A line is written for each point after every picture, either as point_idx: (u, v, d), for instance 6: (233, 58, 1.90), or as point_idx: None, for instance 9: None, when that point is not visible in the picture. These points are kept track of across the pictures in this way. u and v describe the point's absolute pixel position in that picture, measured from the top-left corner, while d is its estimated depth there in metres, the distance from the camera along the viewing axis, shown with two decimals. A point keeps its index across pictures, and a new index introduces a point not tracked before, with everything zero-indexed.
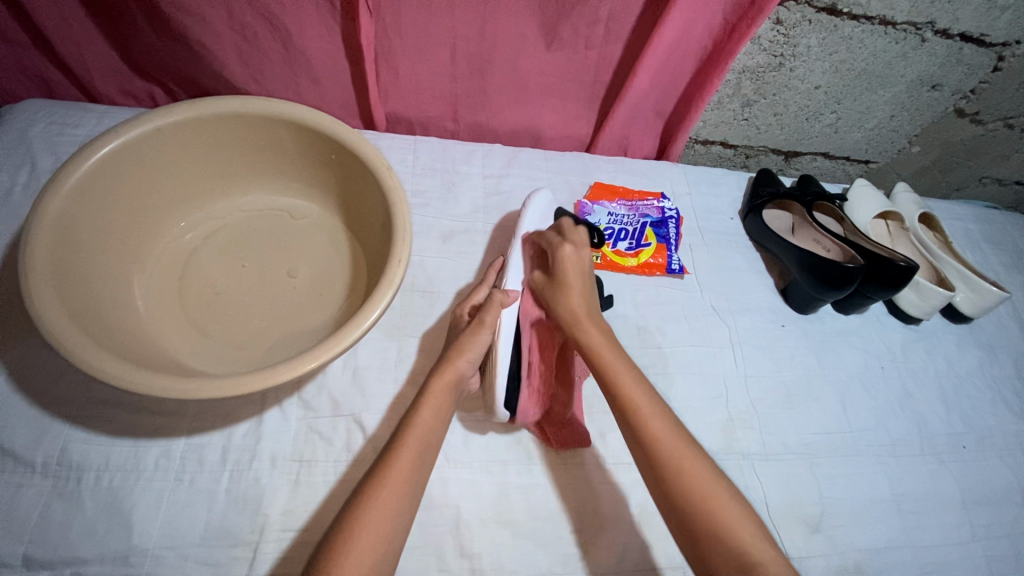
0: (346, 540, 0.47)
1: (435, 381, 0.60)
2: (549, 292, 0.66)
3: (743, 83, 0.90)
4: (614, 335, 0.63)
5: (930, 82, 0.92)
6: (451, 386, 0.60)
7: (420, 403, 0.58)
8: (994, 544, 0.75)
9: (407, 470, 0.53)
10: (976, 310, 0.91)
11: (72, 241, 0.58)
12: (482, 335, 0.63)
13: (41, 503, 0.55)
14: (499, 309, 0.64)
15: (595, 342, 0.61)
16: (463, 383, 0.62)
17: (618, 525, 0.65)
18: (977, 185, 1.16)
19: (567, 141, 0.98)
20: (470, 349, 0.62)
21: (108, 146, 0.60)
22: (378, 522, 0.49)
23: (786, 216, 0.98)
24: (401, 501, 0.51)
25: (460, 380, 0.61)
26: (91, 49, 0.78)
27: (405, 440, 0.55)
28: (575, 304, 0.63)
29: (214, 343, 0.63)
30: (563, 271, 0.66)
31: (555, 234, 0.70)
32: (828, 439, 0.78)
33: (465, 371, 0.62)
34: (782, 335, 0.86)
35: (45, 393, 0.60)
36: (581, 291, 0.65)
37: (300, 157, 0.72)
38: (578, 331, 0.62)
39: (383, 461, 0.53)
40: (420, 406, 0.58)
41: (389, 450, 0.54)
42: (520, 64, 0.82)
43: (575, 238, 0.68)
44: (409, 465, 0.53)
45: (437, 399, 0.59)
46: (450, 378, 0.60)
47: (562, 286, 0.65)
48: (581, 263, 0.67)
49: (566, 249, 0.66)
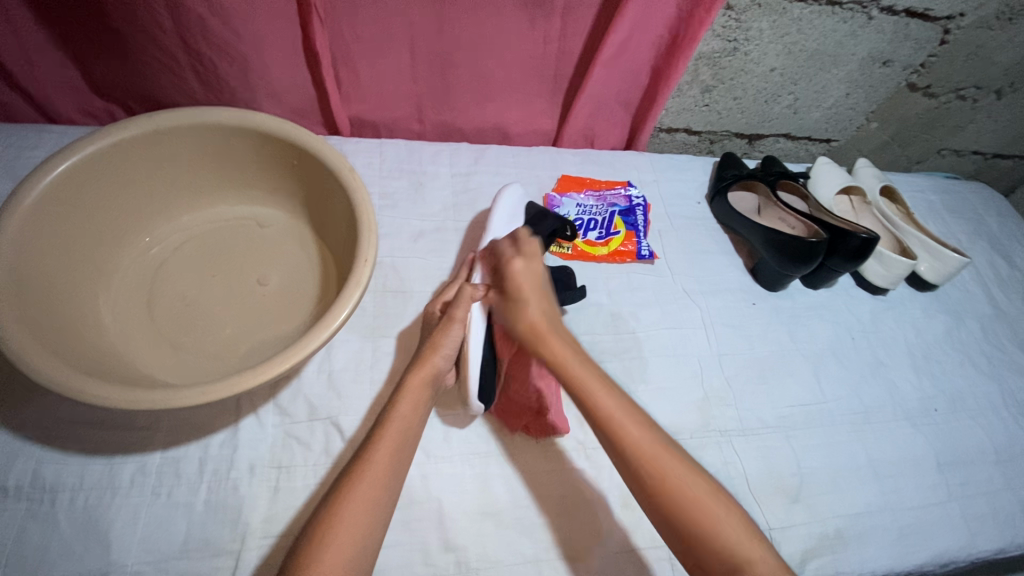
0: (327, 531, 0.48)
1: (411, 377, 0.60)
2: (506, 309, 0.63)
3: (701, 70, 0.92)
4: (577, 343, 0.61)
5: (881, 58, 0.95)
6: (427, 381, 0.61)
7: (399, 397, 0.59)
8: (971, 502, 0.77)
9: (386, 462, 0.53)
10: (939, 277, 0.94)
11: (33, 261, 0.57)
12: (453, 329, 0.64)
13: (16, 527, 0.55)
14: (470, 303, 0.65)
15: (559, 355, 0.59)
16: (440, 378, 0.63)
17: (601, 508, 0.66)
18: (936, 157, 1.20)
19: (533, 135, 0.99)
20: (445, 344, 0.63)
21: (63, 164, 0.60)
22: (357, 511, 0.50)
23: (752, 197, 1.00)
24: (381, 495, 0.52)
25: (436, 376, 0.62)
26: (47, 70, 0.77)
27: (383, 434, 0.55)
28: (534, 318, 0.61)
29: (186, 355, 0.62)
30: (518, 284, 0.63)
31: (509, 246, 0.68)
32: (804, 411, 0.80)
33: (440, 366, 0.62)
34: (753, 313, 0.88)
35: (14, 416, 0.60)
36: (536, 299, 0.63)
37: (264, 165, 0.73)
38: (540, 345, 0.60)
39: (361, 456, 0.54)
40: (397, 401, 0.58)
41: (368, 444, 0.55)
42: (479, 62, 0.83)
43: (527, 249, 0.67)
44: (386, 459, 0.54)
45: (413, 394, 0.59)
46: (427, 372, 0.61)
47: (516, 301, 0.63)
48: (532, 274, 0.64)
49: (516, 260, 0.65)
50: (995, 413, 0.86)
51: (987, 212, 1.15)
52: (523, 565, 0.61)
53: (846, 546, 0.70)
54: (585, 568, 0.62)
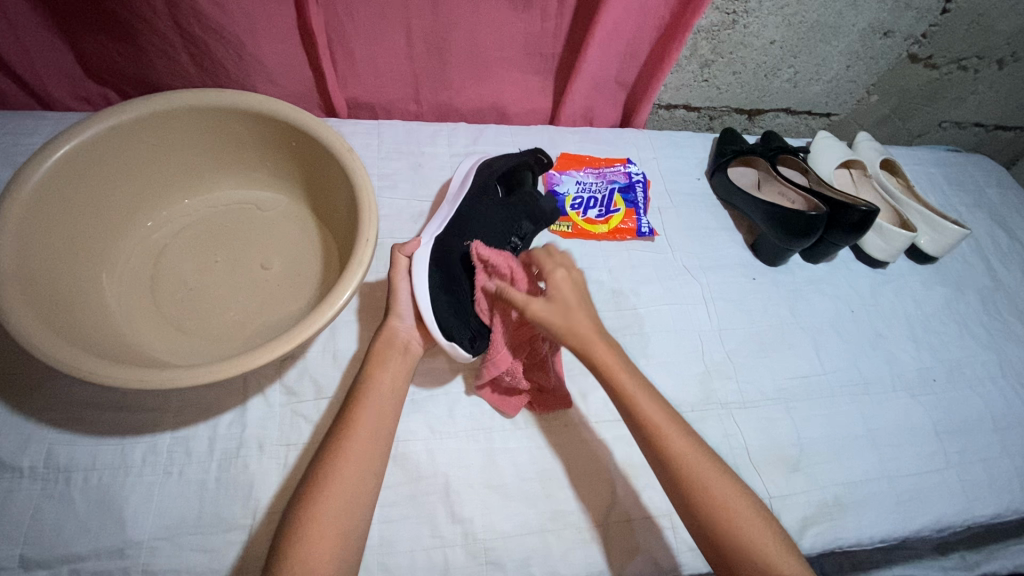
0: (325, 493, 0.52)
1: (377, 341, 0.64)
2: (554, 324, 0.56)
3: (699, 43, 0.91)
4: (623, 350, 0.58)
5: (881, 28, 0.94)
6: (391, 341, 0.65)
7: (376, 366, 0.62)
8: (968, 469, 0.78)
9: (369, 430, 0.57)
10: (940, 249, 0.94)
11: (35, 247, 0.57)
12: (400, 289, 0.67)
13: (31, 505, 0.56)
14: (398, 255, 0.68)
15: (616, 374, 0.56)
16: (404, 336, 0.66)
17: (603, 478, 0.67)
18: (937, 130, 1.19)
19: (531, 114, 0.99)
20: (397, 303, 0.66)
21: (61, 150, 0.60)
22: (360, 472, 0.54)
23: (752, 172, 1.00)
24: (370, 456, 0.55)
25: (398, 334, 0.65)
26: (41, 55, 0.77)
27: (364, 397, 0.59)
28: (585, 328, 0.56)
29: (191, 337, 0.63)
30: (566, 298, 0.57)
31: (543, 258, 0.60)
32: (804, 383, 0.81)
33: (400, 326, 0.66)
34: (753, 289, 0.88)
35: (26, 399, 0.61)
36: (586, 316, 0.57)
37: (263, 148, 0.73)
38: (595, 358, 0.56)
39: (343, 419, 0.57)
40: (372, 367, 0.62)
41: (349, 409, 0.58)
42: (476, 41, 0.82)
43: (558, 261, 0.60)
44: (369, 424, 0.57)
45: (381, 354, 0.63)
46: (388, 333, 0.65)
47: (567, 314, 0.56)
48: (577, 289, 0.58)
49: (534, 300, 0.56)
50: (993, 382, 0.87)
51: (988, 183, 1.14)
52: (530, 535, 0.63)
53: (844, 512, 0.72)
54: (588, 538, 0.64)
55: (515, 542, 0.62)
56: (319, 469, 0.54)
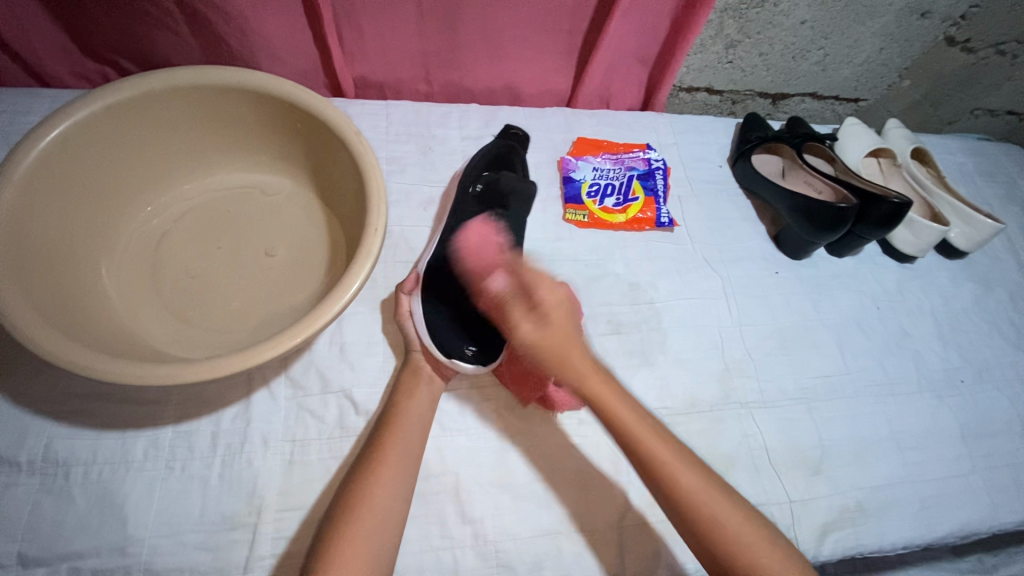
0: (356, 511, 0.51)
1: (403, 372, 0.64)
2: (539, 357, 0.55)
3: (726, 23, 0.85)
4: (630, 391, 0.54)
5: (919, 9, 0.88)
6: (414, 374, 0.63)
7: (404, 396, 0.61)
8: (994, 474, 0.76)
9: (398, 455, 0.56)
10: (971, 243, 0.90)
11: (29, 233, 0.55)
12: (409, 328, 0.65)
13: (30, 500, 0.54)
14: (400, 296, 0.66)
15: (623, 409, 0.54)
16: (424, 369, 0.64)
17: (619, 479, 0.65)
18: (969, 117, 1.14)
19: (546, 96, 0.94)
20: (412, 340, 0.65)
21: (56, 129, 0.57)
22: (390, 495, 0.53)
23: (777, 160, 0.96)
24: (401, 480, 0.54)
25: (419, 365, 0.64)
26: (34, 30, 0.73)
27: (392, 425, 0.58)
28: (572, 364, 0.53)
29: (193, 328, 0.61)
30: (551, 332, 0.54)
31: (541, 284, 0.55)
32: (826, 382, 0.78)
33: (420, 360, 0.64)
34: (775, 282, 0.85)
35: (23, 390, 0.58)
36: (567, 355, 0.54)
37: (267, 128, 0.69)
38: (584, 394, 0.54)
39: (377, 441, 0.56)
40: (402, 395, 0.61)
41: (381, 431, 0.58)
42: (489, 18, 0.78)
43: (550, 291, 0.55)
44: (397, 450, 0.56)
45: (407, 384, 0.62)
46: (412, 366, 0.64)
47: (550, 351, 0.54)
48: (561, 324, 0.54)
49: (523, 322, 0.54)
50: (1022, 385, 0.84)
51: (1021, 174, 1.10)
52: (542, 538, 0.61)
53: (866, 518, 0.69)
54: (601, 541, 0.62)
55: (527, 544, 0.60)
56: (347, 492, 0.53)
